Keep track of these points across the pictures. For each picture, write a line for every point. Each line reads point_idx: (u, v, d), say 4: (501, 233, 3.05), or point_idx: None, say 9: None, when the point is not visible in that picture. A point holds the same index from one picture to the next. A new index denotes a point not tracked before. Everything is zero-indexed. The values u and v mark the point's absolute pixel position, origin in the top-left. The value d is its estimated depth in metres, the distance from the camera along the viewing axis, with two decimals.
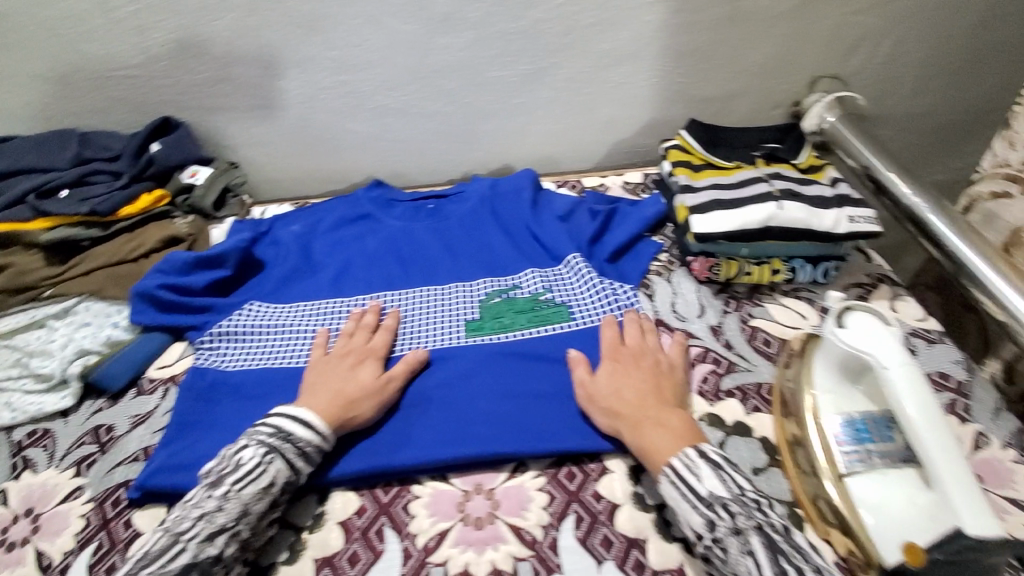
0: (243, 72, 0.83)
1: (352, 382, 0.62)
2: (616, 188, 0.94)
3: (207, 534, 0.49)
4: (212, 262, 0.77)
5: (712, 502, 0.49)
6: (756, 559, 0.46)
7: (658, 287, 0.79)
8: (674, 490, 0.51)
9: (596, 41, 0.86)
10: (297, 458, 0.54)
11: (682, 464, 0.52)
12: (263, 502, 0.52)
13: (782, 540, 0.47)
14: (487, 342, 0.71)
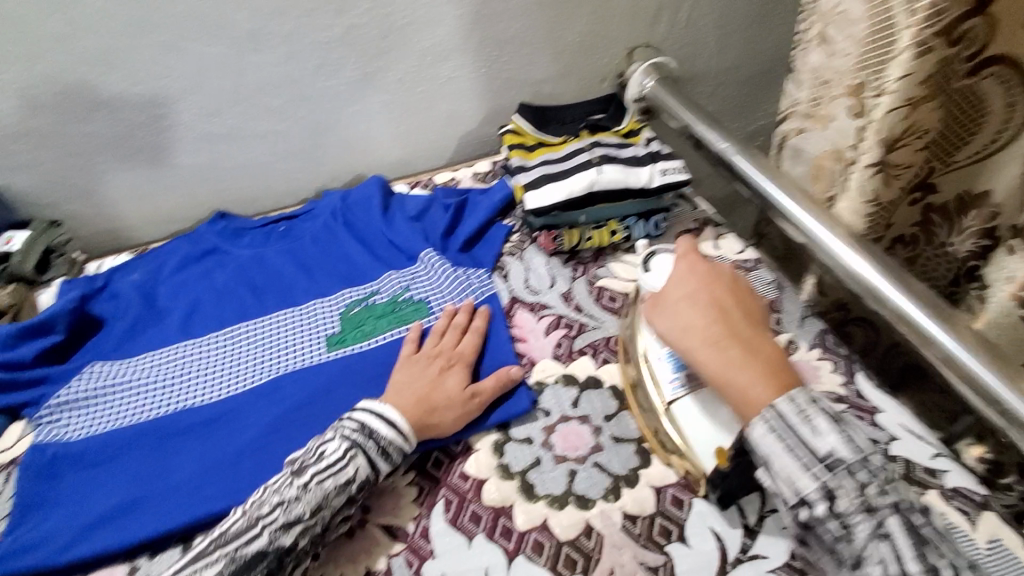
0: (39, 122, 0.77)
1: (439, 387, 0.62)
2: (467, 179, 0.97)
3: (285, 521, 0.51)
4: (40, 329, 0.72)
5: (834, 465, 0.46)
6: (891, 541, 0.44)
7: (511, 266, 0.82)
8: (773, 445, 0.48)
9: (415, 40, 0.87)
10: (389, 455, 0.57)
11: (792, 411, 0.49)
12: (342, 496, 0.54)
13: (922, 524, 0.45)
14: (348, 353, 0.71)
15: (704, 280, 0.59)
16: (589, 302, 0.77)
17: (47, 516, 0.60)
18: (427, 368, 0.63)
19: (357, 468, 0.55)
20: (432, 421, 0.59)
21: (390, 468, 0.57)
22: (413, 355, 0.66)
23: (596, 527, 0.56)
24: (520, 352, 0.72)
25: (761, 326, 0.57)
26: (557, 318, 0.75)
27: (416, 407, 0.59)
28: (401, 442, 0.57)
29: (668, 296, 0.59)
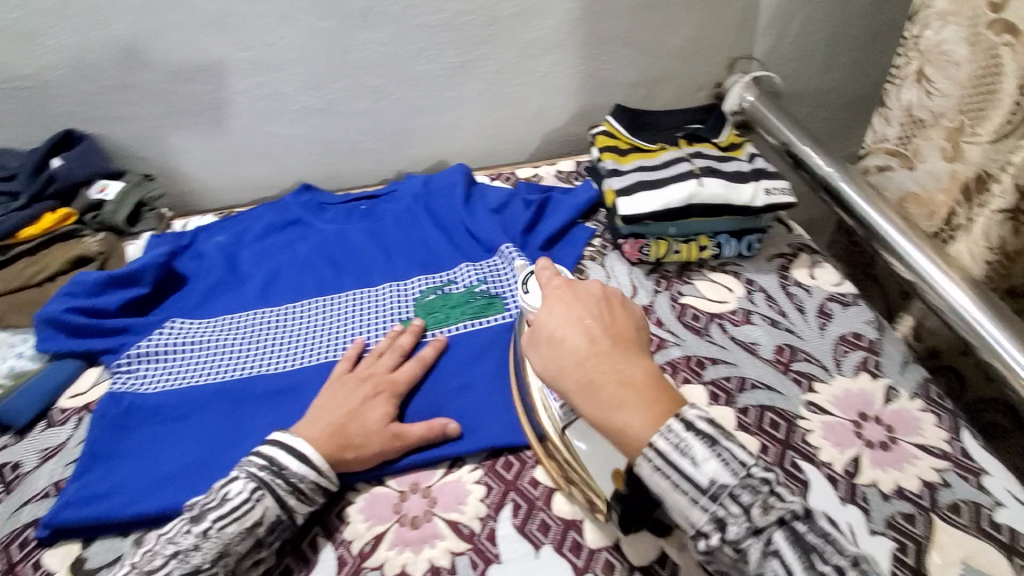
0: (150, 78, 0.79)
1: (354, 406, 0.58)
2: (550, 177, 0.94)
3: (179, 574, 0.46)
4: (127, 280, 0.72)
5: (717, 493, 0.40)
6: (783, 560, 0.38)
7: (591, 271, 0.79)
8: (661, 482, 0.41)
9: (517, 31, 0.86)
10: (299, 496, 0.51)
11: (665, 441, 0.42)
12: (245, 542, 0.48)
13: (807, 529, 0.40)
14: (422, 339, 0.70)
15: (567, 314, 0.50)
16: (671, 317, 0.74)
17: (115, 470, 0.58)
18: (358, 393, 0.59)
19: (263, 510, 0.49)
20: (347, 452, 0.55)
21: (305, 507, 0.52)
22: (341, 377, 0.62)
23: (670, 556, 0.52)
24: None
25: (638, 346, 0.49)
26: None
27: (333, 438, 0.54)
28: (317, 478, 0.52)
29: (541, 334, 0.50)
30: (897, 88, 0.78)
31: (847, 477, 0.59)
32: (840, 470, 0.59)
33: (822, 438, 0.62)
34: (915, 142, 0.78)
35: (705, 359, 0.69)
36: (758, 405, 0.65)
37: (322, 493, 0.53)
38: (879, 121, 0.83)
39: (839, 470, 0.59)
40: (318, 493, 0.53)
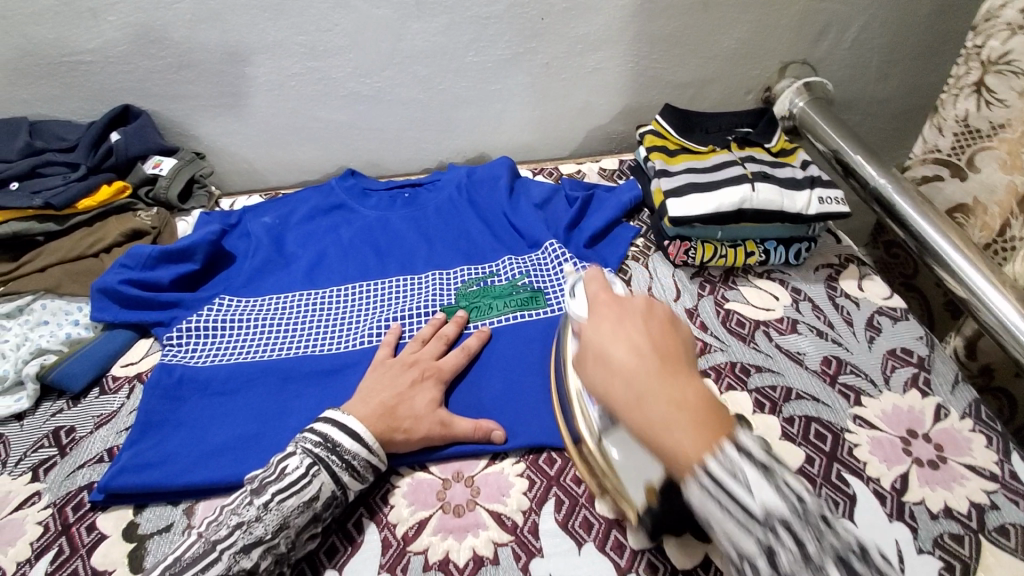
0: (206, 58, 0.80)
1: (401, 396, 0.58)
2: (593, 174, 0.94)
3: (243, 544, 0.47)
4: (178, 256, 0.73)
5: (770, 523, 0.35)
6: (742, 466, 0.37)
7: (635, 272, 0.79)
8: (713, 505, 0.37)
9: (571, 26, 0.85)
10: (353, 472, 0.53)
11: (716, 458, 0.37)
12: (304, 516, 0.50)
13: (861, 569, 0.35)
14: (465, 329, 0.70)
15: (625, 318, 0.46)
16: (715, 322, 0.73)
17: (166, 439, 0.60)
18: (407, 378, 0.60)
19: (321, 485, 0.51)
20: (394, 434, 0.56)
21: (357, 483, 0.53)
22: (387, 362, 0.63)
23: (715, 563, 0.51)
24: None
25: (686, 364, 0.44)
26: None
27: (382, 420, 0.56)
28: (368, 456, 0.54)
29: (596, 343, 0.46)
30: (953, 98, 0.76)
31: (895, 495, 0.58)
32: (888, 486, 0.58)
33: (869, 453, 0.61)
34: (969, 153, 0.77)
35: (749, 366, 0.69)
36: (804, 415, 0.64)
37: (372, 471, 0.54)
38: (930, 130, 0.81)
39: (887, 486, 0.58)
40: (369, 471, 0.54)
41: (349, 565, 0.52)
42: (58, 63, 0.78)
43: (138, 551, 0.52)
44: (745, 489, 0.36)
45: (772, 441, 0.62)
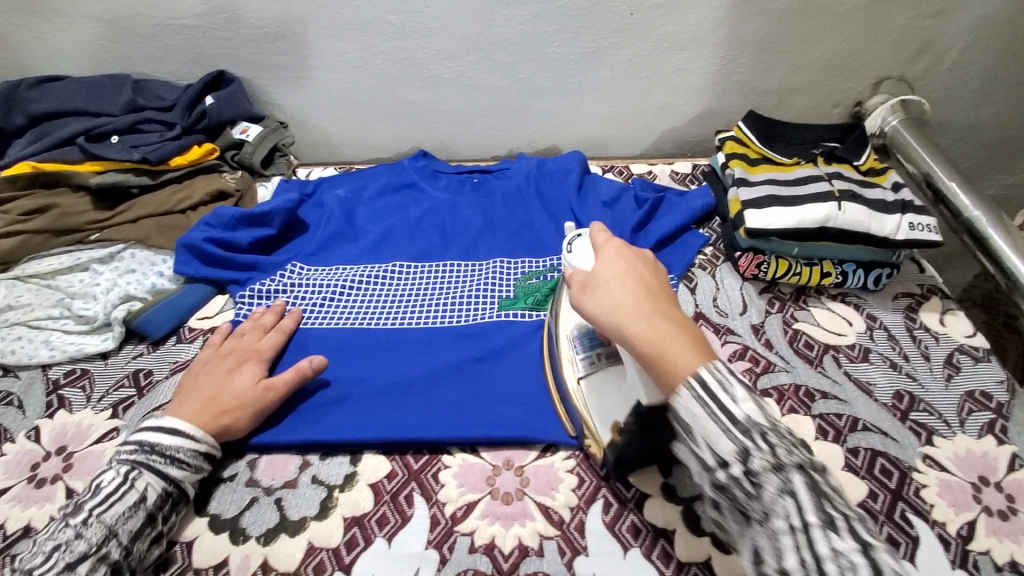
0: (299, 31, 0.82)
1: (225, 387, 0.58)
2: (664, 177, 0.92)
3: (65, 564, 0.46)
4: (257, 220, 0.76)
5: (749, 427, 0.39)
6: (797, 500, 0.37)
7: (700, 280, 0.77)
8: (696, 408, 0.40)
9: (660, 23, 0.83)
10: (184, 466, 0.53)
11: (710, 373, 0.41)
12: (134, 521, 0.49)
13: (823, 481, 0.39)
14: (522, 318, 0.70)
15: (623, 253, 0.50)
16: (782, 341, 0.71)
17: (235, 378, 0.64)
18: (220, 368, 0.60)
19: (145, 488, 0.51)
20: (228, 417, 0.56)
21: (191, 476, 0.54)
22: (206, 357, 0.63)
23: None
24: None
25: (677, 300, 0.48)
26: (743, 348, 0.70)
27: (214, 410, 0.56)
28: (194, 445, 0.54)
29: (593, 274, 0.49)
30: None
31: (961, 542, 0.55)
32: (954, 532, 0.55)
33: (937, 495, 0.58)
34: None
35: (815, 391, 0.66)
36: (869, 448, 0.61)
37: (203, 461, 0.55)
38: None
39: (952, 532, 0.55)
40: (200, 459, 0.54)
41: (398, 537, 0.53)
42: (164, 26, 0.82)
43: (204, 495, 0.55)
44: (733, 399, 0.40)
45: (833, 471, 0.60)
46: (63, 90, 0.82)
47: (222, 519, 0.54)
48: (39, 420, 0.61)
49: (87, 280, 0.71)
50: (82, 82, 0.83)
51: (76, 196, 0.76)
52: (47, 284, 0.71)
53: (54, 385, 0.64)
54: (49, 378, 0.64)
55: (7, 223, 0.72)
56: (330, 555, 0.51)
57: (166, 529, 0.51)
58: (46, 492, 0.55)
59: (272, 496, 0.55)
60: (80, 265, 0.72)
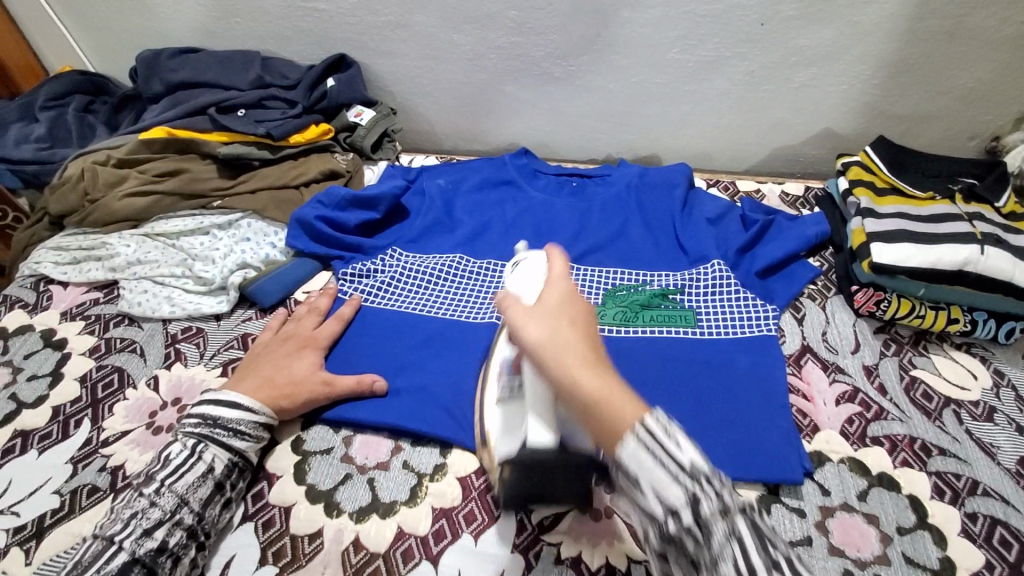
0: (421, 20, 0.84)
1: (284, 370, 0.60)
2: (773, 197, 0.88)
3: (143, 529, 0.48)
4: (364, 203, 0.78)
5: (696, 473, 0.35)
6: (742, 545, 0.34)
7: (809, 311, 0.73)
8: (643, 456, 0.36)
9: (792, 37, 0.79)
10: (247, 438, 0.55)
11: (656, 421, 0.37)
12: (204, 489, 0.51)
13: (761, 526, 0.36)
14: (607, 332, 0.70)
15: (571, 290, 0.47)
16: (897, 387, 0.66)
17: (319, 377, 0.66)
18: (283, 352, 0.63)
19: (213, 459, 0.53)
20: (286, 400, 0.58)
21: (253, 446, 0.56)
22: (268, 340, 0.65)
23: None
24: (803, 409, 0.64)
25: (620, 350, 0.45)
26: (853, 390, 0.66)
27: (273, 392, 0.58)
28: (253, 417, 0.56)
29: (538, 306, 0.46)
30: None
31: None
32: None
33: None
34: None
35: (932, 445, 0.61)
36: (990, 515, 0.56)
37: (264, 430, 0.57)
38: None
39: None
40: (260, 430, 0.56)
41: (483, 536, 0.52)
42: (296, 8, 0.85)
43: (302, 464, 0.57)
44: (678, 444, 0.36)
45: (948, 535, 0.55)
46: (198, 62, 0.87)
47: (318, 490, 0.55)
48: (157, 369, 0.65)
49: (207, 243, 0.76)
50: (215, 56, 0.87)
51: (204, 164, 0.81)
52: (173, 243, 0.76)
53: (172, 339, 0.68)
54: (169, 332, 0.69)
55: (142, 182, 0.78)
56: (418, 543, 0.52)
57: (231, 495, 0.54)
58: (162, 439, 0.59)
59: (364, 475, 0.56)
60: (201, 229, 0.77)
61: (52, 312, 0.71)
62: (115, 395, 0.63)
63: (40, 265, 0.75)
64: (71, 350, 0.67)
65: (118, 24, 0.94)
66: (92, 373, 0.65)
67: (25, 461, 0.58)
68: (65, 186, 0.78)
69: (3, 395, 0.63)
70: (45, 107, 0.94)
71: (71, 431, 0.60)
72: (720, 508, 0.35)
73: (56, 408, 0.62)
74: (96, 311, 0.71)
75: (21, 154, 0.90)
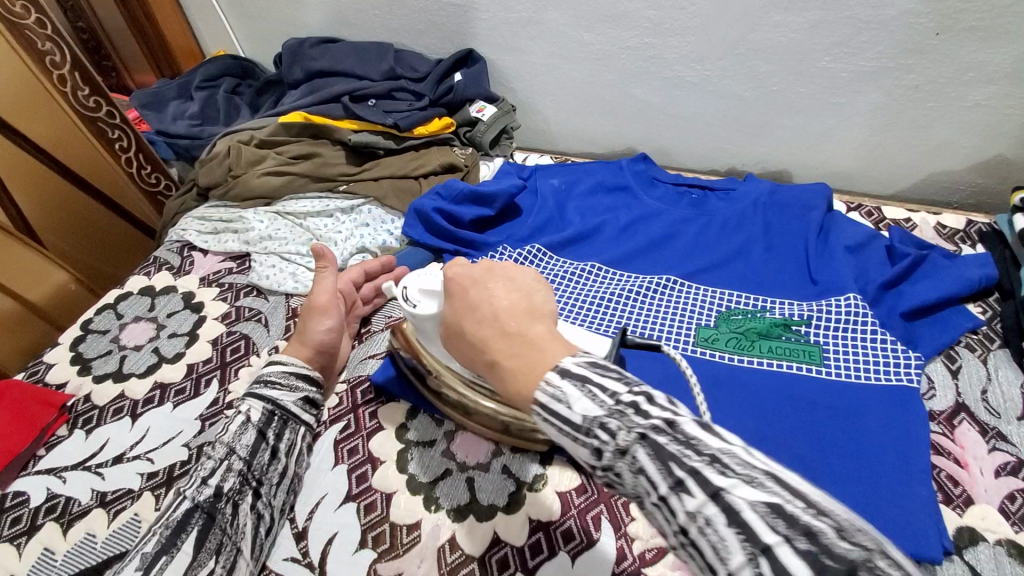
0: (553, 17, 0.82)
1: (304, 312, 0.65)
2: (926, 229, 0.78)
3: (200, 478, 0.50)
4: (481, 199, 0.78)
5: (590, 426, 0.34)
6: (646, 476, 0.32)
7: (966, 363, 0.64)
8: (552, 429, 0.36)
9: (975, 48, 0.69)
10: (278, 387, 0.57)
11: (548, 388, 0.36)
12: (248, 437, 0.53)
13: (668, 440, 0.32)
14: (719, 359, 0.64)
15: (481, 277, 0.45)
16: None
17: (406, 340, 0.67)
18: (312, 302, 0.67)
19: (250, 409, 0.55)
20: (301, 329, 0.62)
21: (288, 394, 0.57)
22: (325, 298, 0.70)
23: None
24: (954, 476, 0.56)
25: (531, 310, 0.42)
26: (1017, 462, 0.56)
27: (300, 347, 0.61)
28: (282, 366, 0.59)
29: (476, 282, 0.45)
30: None
31: None
32: None
33: None
34: None
35: None
36: None
37: (295, 377, 0.58)
38: None
39: None
40: (290, 377, 0.58)
41: (582, 557, 0.50)
42: (434, 3, 0.88)
43: (405, 453, 0.58)
44: (565, 407, 0.35)
45: None
46: (337, 51, 0.92)
47: (419, 481, 0.56)
48: (278, 340, 0.69)
49: (330, 225, 0.80)
50: (352, 47, 0.91)
51: (334, 150, 0.85)
52: (300, 223, 0.80)
53: (293, 312, 0.72)
54: (290, 306, 0.72)
55: (278, 163, 0.83)
56: (514, 553, 0.50)
57: (278, 446, 0.55)
58: None
59: (463, 473, 0.56)
60: (327, 212, 0.81)
61: (192, 276, 0.78)
62: (241, 360, 0.67)
63: (186, 232, 0.82)
64: (206, 314, 0.73)
65: (269, 13, 1.01)
66: (223, 337, 0.70)
67: (161, 411, 0.63)
68: (213, 162, 0.85)
69: (147, 348, 0.70)
70: (200, 87, 1.03)
71: (202, 390, 0.65)
72: (620, 450, 0.33)
73: (190, 366, 0.67)
74: (230, 279, 0.76)
75: (177, 129, 0.99)
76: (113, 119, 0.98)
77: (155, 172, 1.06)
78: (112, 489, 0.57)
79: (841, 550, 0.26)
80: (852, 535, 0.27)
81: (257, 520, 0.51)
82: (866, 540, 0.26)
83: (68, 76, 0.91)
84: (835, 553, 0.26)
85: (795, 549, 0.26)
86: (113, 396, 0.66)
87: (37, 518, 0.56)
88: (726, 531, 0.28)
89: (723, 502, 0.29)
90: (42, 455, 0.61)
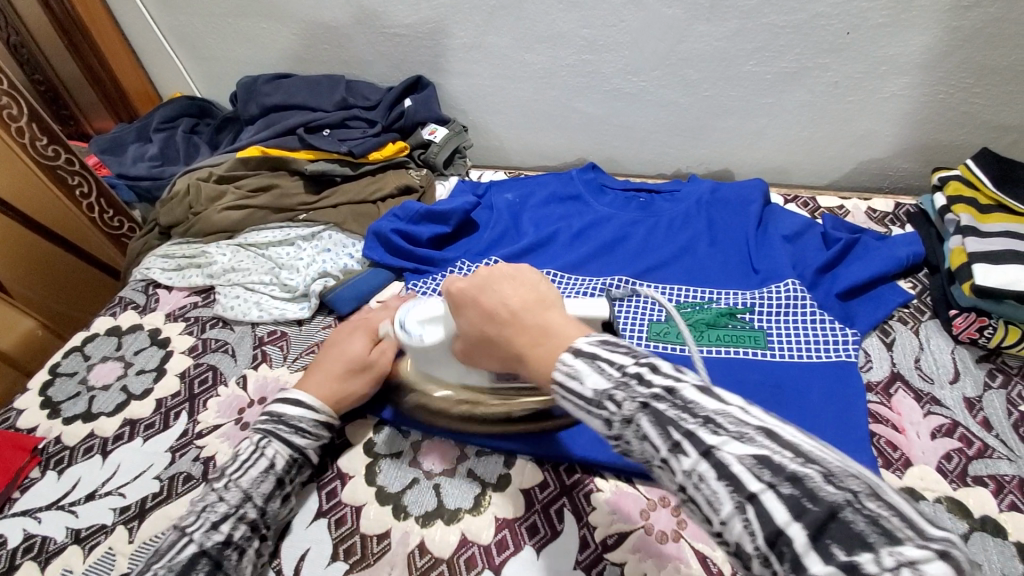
0: (495, 40, 0.87)
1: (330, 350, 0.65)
2: (858, 214, 0.83)
3: (211, 522, 0.50)
4: (437, 218, 0.82)
5: (598, 400, 0.39)
6: (650, 440, 0.37)
7: (899, 335, 0.68)
8: (567, 403, 0.41)
9: (881, 44, 0.75)
10: (308, 436, 0.58)
11: (563, 368, 0.41)
12: (266, 484, 0.54)
13: (667, 407, 0.36)
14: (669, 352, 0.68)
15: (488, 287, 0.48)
16: (1005, 423, 0.60)
17: None
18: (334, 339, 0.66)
19: (275, 455, 0.55)
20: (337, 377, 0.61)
21: (313, 443, 0.58)
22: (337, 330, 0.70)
23: None
24: (892, 441, 0.59)
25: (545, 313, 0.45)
26: (951, 423, 0.60)
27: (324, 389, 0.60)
28: (314, 416, 0.58)
29: (484, 287, 0.48)
30: None
31: None
32: None
33: None
34: None
35: None
36: None
37: (324, 428, 0.59)
38: None
39: None
40: (320, 429, 0.59)
41: (547, 550, 0.52)
42: (381, 33, 0.91)
43: (373, 466, 0.60)
44: (576, 381, 0.40)
45: None
46: (290, 87, 0.95)
47: (387, 492, 0.58)
48: (246, 369, 0.70)
49: (292, 253, 0.82)
50: (305, 81, 0.95)
51: (292, 180, 0.88)
52: (263, 253, 0.82)
53: (259, 341, 0.73)
54: (257, 334, 0.74)
55: (237, 198, 0.86)
56: (481, 552, 0.52)
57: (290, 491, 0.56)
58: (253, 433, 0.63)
59: (430, 480, 0.58)
60: (288, 240, 0.83)
61: (158, 313, 0.79)
62: (209, 391, 0.68)
63: (150, 270, 0.83)
64: (173, 349, 0.74)
65: (223, 54, 1.04)
66: (190, 370, 0.71)
67: (132, 447, 0.64)
68: (173, 201, 0.87)
69: (115, 387, 0.71)
70: (158, 129, 1.05)
71: (171, 422, 0.66)
72: (623, 417, 0.38)
73: (159, 401, 0.68)
74: (195, 313, 0.78)
75: (138, 171, 1.01)
76: (73, 166, 0.99)
77: (118, 216, 1.07)
78: (86, 525, 0.58)
79: (824, 494, 0.30)
80: (838, 479, 0.31)
81: (257, 561, 0.52)
82: (852, 484, 0.30)
83: (26, 128, 0.93)
84: (817, 496, 0.30)
85: (778, 494, 0.31)
86: (83, 435, 0.66)
87: (15, 557, 0.56)
88: (716, 484, 0.33)
89: (715, 458, 0.34)
90: (16, 498, 0.61)
